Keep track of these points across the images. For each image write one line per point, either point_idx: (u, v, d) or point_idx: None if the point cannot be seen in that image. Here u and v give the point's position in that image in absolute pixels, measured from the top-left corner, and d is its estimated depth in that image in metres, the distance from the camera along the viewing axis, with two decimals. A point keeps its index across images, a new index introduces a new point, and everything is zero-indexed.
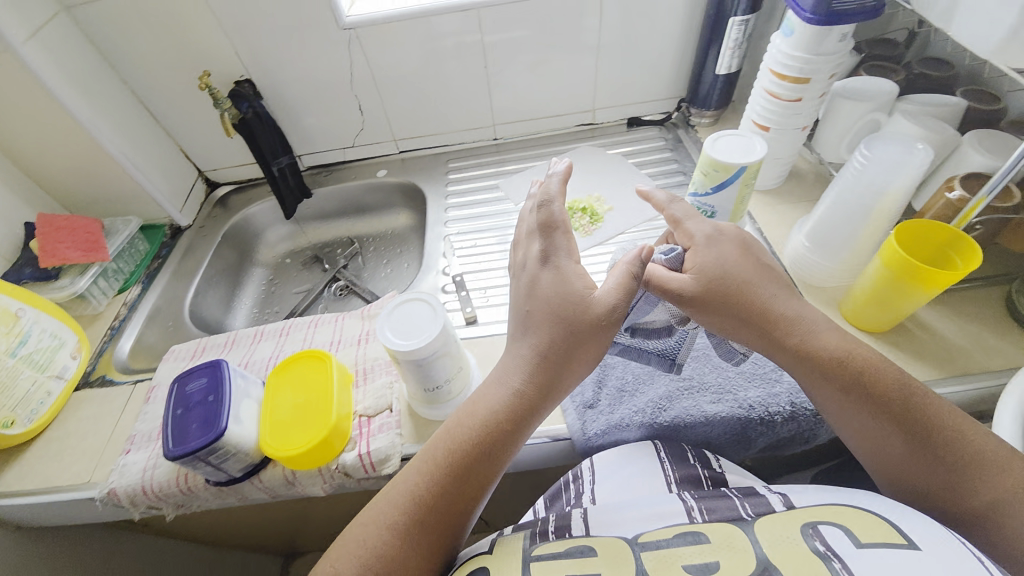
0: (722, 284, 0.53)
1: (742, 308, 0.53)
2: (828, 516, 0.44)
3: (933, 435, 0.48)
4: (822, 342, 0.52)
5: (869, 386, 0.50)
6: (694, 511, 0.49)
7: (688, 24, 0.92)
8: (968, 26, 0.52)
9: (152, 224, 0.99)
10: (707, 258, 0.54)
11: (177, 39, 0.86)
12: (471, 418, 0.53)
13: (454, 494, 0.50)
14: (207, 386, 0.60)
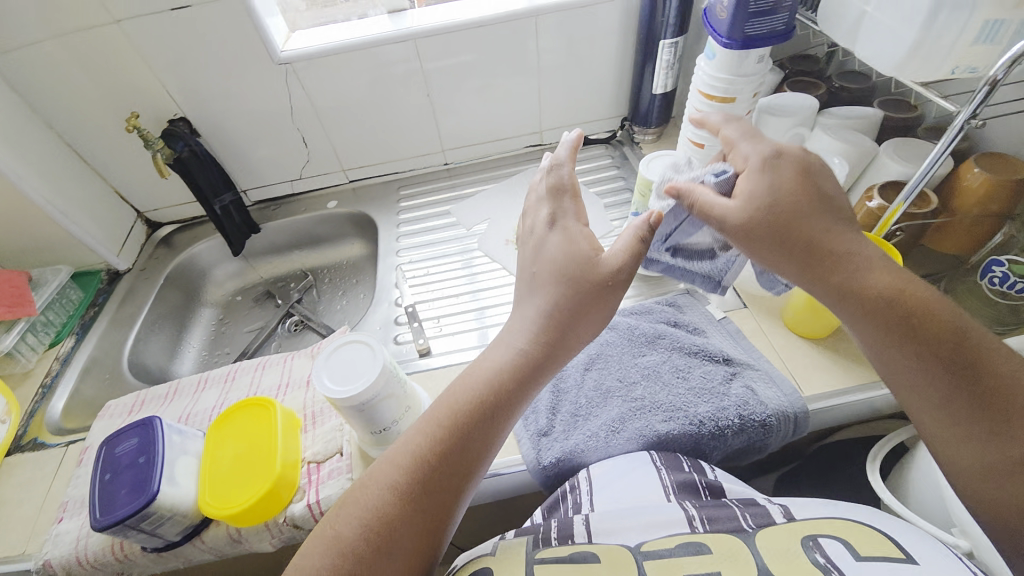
0: (768, 212, 0.51)
1: (790, 238, 0.50)
2: (827, 528, 0.46)
3: (976, 377, 0.45)
4: (868, 275, 0.49)
5: (912, 322, 0.47)
6: (696, 521, 0.49)
7: (622, 47, 0.95)
8: (869, 48, 0.55)
9: (87, 271, 0.95)
10: (756, 184, 0.52)
11: (104, 81, 0.83)
12: (486, 389, 0.51)
13: (458, 464, 0.48)
14: (137, 448, 0.57)
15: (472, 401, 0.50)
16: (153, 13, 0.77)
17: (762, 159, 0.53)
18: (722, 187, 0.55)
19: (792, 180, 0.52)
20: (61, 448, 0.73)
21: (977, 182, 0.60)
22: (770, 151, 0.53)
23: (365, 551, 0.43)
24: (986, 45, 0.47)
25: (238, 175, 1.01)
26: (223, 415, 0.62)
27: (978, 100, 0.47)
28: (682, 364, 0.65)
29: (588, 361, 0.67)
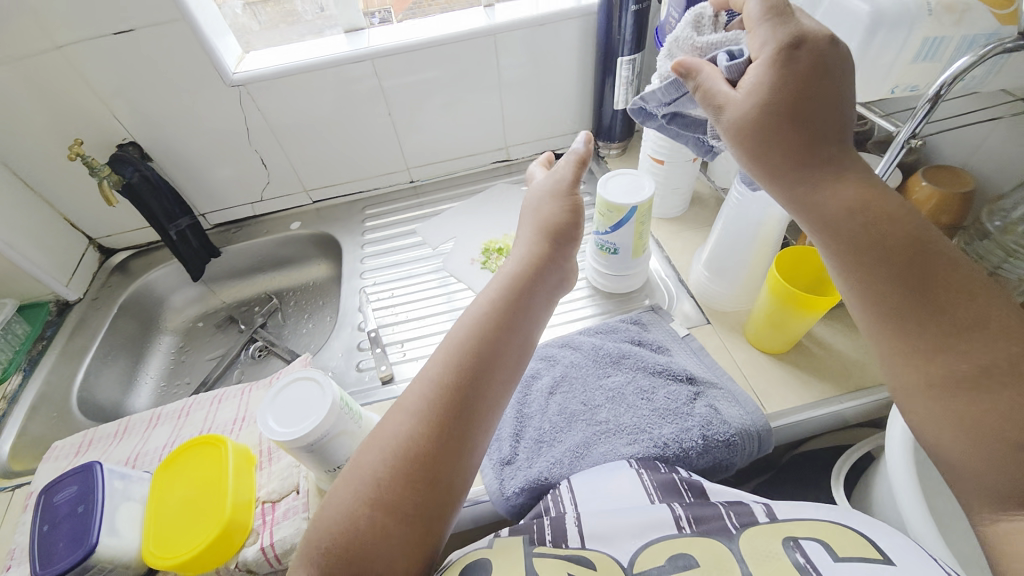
0: (765, 109, 0.45)
1: (779, 141, 0.45)
2: (807, 530, 0.44)
3: (939, 293, 0.41)
4: (840, 190, 0.45)
5: (874, 237, 0.43)
6: (683, 521, 0.47)
7: (583, 63, 0.96)
8: None
9: (34, 303, 0.90)
10: (760, 74, 0.45)
11: (47, 106, 0.80)
12: (484, 325, 0.53)
13: (460, 398, 0.48)
14: (76, 496, 0.53)
15: (472, 339, 0.51)
16: (97, 37, 0.75)
17: (779, 38, 0.44)
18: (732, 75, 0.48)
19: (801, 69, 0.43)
20: (7, 492, 0.67)
21: (926, 194, 0.61)
22: (792, 32, 0.44)
23: (383, 501, 0.43)
24: (926, 62, 0.48)
25: (196, 198, 0.98)
26: (170, 456, 0.59)
27: (919, 117, 0.47)
28: (645, 384, 0.65)
29: (553, 384, 0.66)
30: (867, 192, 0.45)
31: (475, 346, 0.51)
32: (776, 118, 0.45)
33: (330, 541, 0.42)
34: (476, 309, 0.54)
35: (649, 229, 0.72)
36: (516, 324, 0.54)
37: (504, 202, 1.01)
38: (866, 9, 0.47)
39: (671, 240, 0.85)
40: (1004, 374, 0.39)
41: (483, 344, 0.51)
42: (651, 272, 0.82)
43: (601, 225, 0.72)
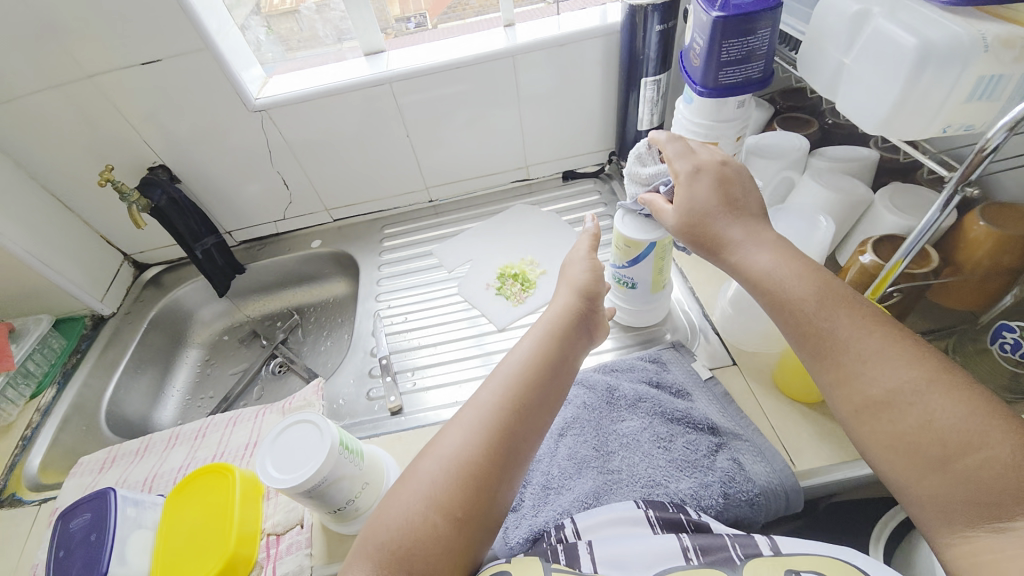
0: (692, 214, 0.55)
1: (703, 241, 0.55)
2: (806, 565, 0.44)
3: (850, 330, 0.46)
4: (758, 253, 0.52)
5: (790, 286, 0.49)
6: (691, 552, 0.48)
7: (606, 82, 0.93)
8: (852, 99, 0.51)
9: (71, 317, 0.95)
10: (681, 192, 0.57)
11: (83, 134, 0.84)
12: (525, 376, 0.56)
13: (510, 431, 0.52)
14: (90, 523, 0.55)
15: (521, 376, 0.55)
16: (128, 67, 0.78)
17: (687, 168, 0.57)
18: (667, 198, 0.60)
19: (704, 180, 0.56)
20: (34, 506, 0.70)
21: (984, 235, 0.55)
22: (691, 163, 0.58)
23: (438, 502, 0.48)
24: (982, 101, 0.43)
25: (222, 217, 1.01)
26: (181, 483, 0.61)
27: (973, 163, 0.42)
28: (663, 432, 0.61)
29: (563, 427, 0.64)
30: (782, 253, 0.52)
31: (524, 382, 0.55)
32: (699, 213, 0.55)
33: (388, 541, 0.46)
34: (526, 350, 0.58)
35: (669, 263, 0.69)
36: (564, 364, 0.58)
37: (523, 223, 0.99)
38: (912, 42, 0.42)
39: (695, 270, 0.81)
40: (914, 394, 0.42)
41: (526, 390, 0.54)
42: (672, 304, 0.79)
43: (618, 258, 0.68)
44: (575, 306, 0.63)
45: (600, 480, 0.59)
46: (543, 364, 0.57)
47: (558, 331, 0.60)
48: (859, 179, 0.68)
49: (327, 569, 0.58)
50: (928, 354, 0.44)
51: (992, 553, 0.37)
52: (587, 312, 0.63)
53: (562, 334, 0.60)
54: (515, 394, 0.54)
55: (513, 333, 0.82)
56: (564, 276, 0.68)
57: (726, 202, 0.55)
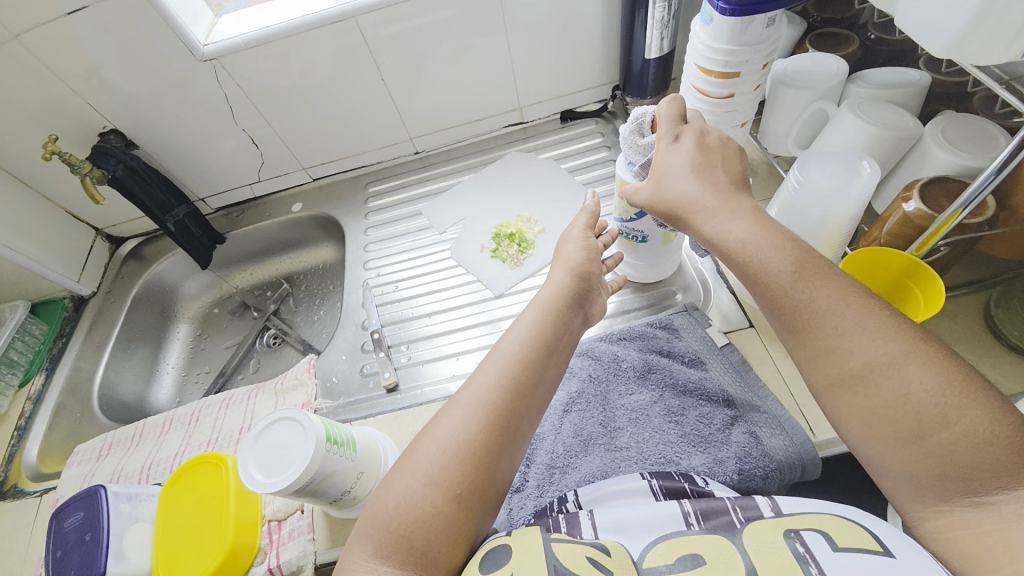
0: (666, 182, 0.50)
1: (680, 212, 0.49)
2: (809, 522, 0.39)
3: (828, 303, 0.41)
4: (731, 222, 0.46)
5: (766, 258, 0.44)
6: (692, 517, 0.44)
7: (607, 1, 0.80)
8: (913, 11, 0.41)
9: (51, 299, 0.91)
10: (659, 159, 0.51)
11: (19, 101, 0.75)
12: (528, 353, 0.51)
13: (509, 412, 0.47)
14: (83, 523, 0.54)
15: (520, 354, 0.50)
16: (51, 19, 0.67)
17: (667, 134, 0.52)
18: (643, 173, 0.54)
19: (681, 147, 0.50)
20: (36, 496, 0.70)
21: None
22: (674, 128, 0.52)
23: (436, 480, 0.44)
24: None
25: (193, 184, 0.93)
26: (175, 475, 0.59)
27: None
28: (675, 406, 0.58)
29: (567, 402, 0.60)
30: (756, 223, 0.46)
31: (522, 361, 0.50)
32: (675, 180, 0.49)
33: (388, 521, 0.44)
34: (522, 331, 0.53)
35: None
36: (564, 341, 0.53)
37: (517, 175, 0.90)
38: None
39: None
40: (888, 367, 0.38)
41: (529, 368, 0.50)
42: (683, 260, 0.72)
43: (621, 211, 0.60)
44: (568, 285, 0.57)
45: (606, 458, 0.56)
46: (541, 344, 0.51)
47: (555, 308, 0.55)
48: (906, 108, 0.58)
49: (330, 554, 0.57)
50: (903, 326, 0.40)
51: (973, 529, 0.34)
52: (580, 293, 0.57)
53: (559, 311, 0.54)
54: (514, 374, 0.49)
55: (512, 299, 0.76)
56: (558, 253, 0.62)
57: (703, 169, 0.49)
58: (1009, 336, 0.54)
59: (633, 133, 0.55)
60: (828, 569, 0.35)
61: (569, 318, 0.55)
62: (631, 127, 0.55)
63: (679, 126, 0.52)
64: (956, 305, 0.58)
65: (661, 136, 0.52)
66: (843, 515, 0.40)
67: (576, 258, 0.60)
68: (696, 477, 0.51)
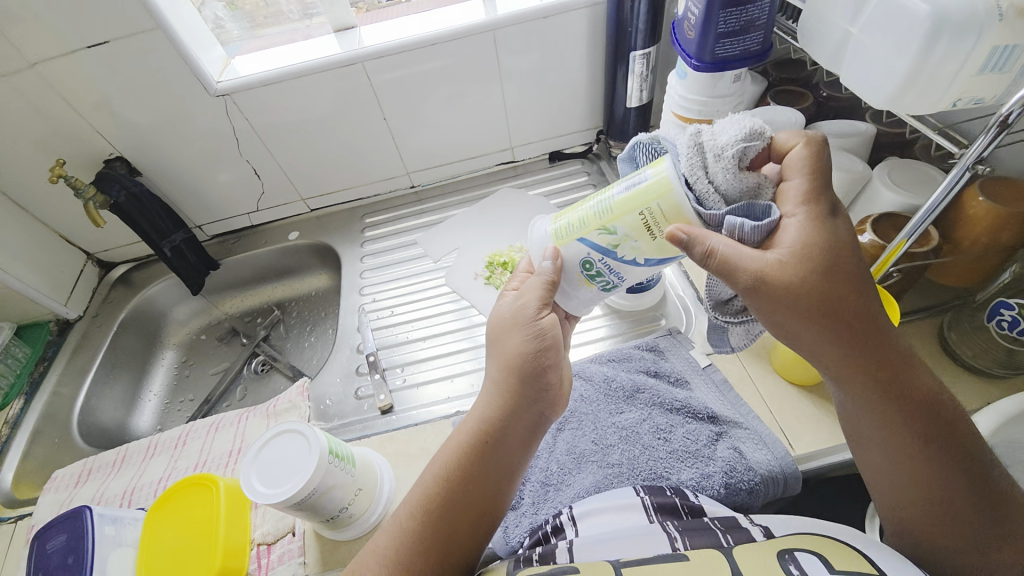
0: (799, 272, 0.42)
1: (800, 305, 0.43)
2: (806, 544, 0.42)
3: (922, 428, 0.43)
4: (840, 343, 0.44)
5: (875, 376, 0.44)
6: (677, 540, 0.46)
7: (592, 55, 0.89)
8: (858, 68, 0.48)
9: (35, 322, 0.90)
10: (794, 238, 0.42)
11: (28, 125, 0.77)
12: (472, 440, 0.50)
13: (487, 497, 0.49)
14: (66, 546, 0.53)
15: (477, 446, 0.49)
16: (71, 52, 0.71)
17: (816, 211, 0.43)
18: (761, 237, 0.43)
19: (835, 233, 0.43)
20: (10, 523, 0.68)
21: (984, 212, 0.53)
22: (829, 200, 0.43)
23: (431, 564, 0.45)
24: (994, 74, 0.40)
25: (190, 211, 0.96)
26: (160, 498, 0.57)
27: (958, 177, 0.44)
28: (662, 423, 0.60)
29: (561, 420, 0.63)
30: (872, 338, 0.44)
31: (478, 454, 0.49)
32: (824, 274, 0.42)
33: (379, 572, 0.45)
34: (474, 418, 0.51)
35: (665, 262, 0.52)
36: (515, 431, 0.50)
37: (508, 209, 0.96)
38: (926, 10, 0.39)
39: None
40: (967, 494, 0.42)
41: (484, 462, 0.49)
42: (667, 288, 0.77)
43: (626, 247, 0.45)
44: (510, 388, 0.51)
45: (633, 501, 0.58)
46: (472, 463, 0.49)
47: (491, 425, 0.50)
48: (857, 154, 0.65)
49: None
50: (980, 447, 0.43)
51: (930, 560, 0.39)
52: (527, 384, 0.51)
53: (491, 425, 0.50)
54: (465, 500, 0.48)
55: None
56: (496, 347, 0.53)
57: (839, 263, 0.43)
58: (962, 356, 0.59)
59: (739, 155, 0.39)
60: None
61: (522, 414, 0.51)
62: (742, 147, 0.39)
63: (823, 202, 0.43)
64: (911, 328, 0.64)
65: (808, 206, 0.43)
66: (831, 537, 0.43)
67: (522, 356, 0.50)
68: (687, 493, 0.53)
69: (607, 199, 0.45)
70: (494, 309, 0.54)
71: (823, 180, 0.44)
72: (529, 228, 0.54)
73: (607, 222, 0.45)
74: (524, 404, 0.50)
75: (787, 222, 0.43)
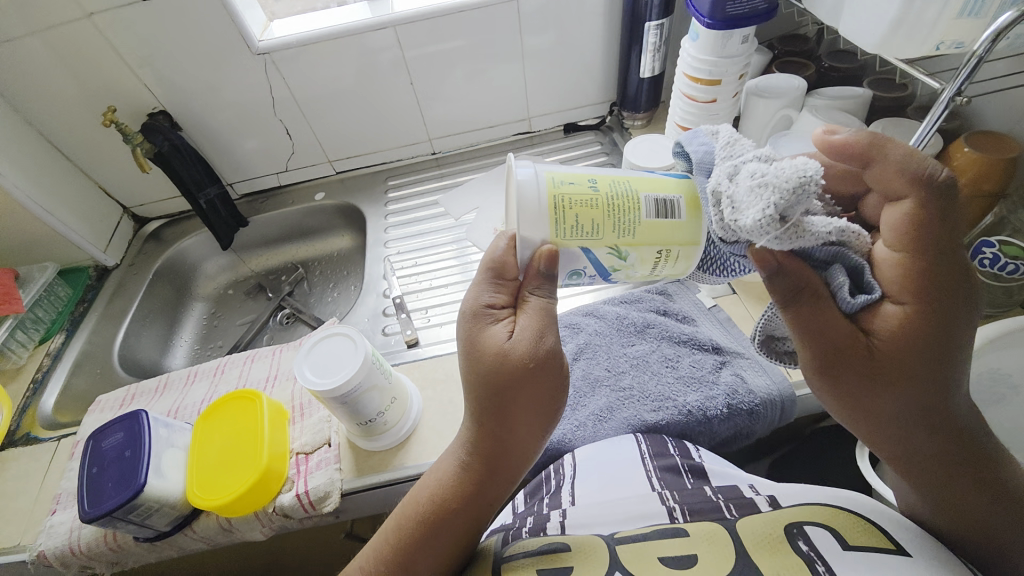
0: (882, 354, 0.39)
1: (865, 370, 0.40)
2: (813, 515, 0.43)
3: (969, 473, 0.41)
4: (901, 396, 0.40)
5: (936, 436, 0.41)
6: (677, 512, 0.47)
7: (609, 29, 0.94)
8: (855, 18, 0.53)
9: (75, 267, 0.95)
10: (891, 317, 0.39)
11: (81, 74, 0.82)
12: (473, 469, 0.46)
13: (488, 506, 0.48)
14: (124, 442, 0.57)
15: (475, 474, 0.46)
16: (126, 5, 0.76)
17: (936, 288, 0.38)
18: (851, 307, 0.40)
19: (948, 308, 0.38)
20: (54, 441, 0.72)
21: (968, 162, 0.59)
22: (951, 276, 0.38)
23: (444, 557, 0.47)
24: (970, 19, 0.45)
25: (224, 169, 1.01)
26: (210, 408, 0.62)
27: (935, 119, 0.49)
28: (670, 353, 0.66)
29: (577, 351, 0.68)
30: (933, 387, 0.40)
31: (476, 476, 0.46)
32: (910, 350, 0.39)
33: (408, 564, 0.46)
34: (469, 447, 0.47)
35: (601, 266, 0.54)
36: (513, 465, 0.47)
37: None
38: None
39: None
40: (997, 513, 0.41)
41: (484, 481, 0.46)
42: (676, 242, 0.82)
43: (621, 273, 0.45)
44: (505, 427, 0.44)
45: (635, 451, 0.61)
46: (471, 488, 0.46)
47: (472, 462, 0.46)
48: (854, 116, 0.71)
49: (356, 483, 0.60)
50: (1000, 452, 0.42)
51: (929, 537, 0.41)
52: (524, 421, 0.44)
53: (472, 456, 0.46)
54: (464, 527, 0.47)
55: None
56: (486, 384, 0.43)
57: (932, 337, 0.38)
58: None
59: (779, 227, 0.35)
60: (834, 563, 0.38)
61: (518, 438, 0.45)
62: (780, 203, 0.34)
63: (949, 275, 0.38)
64: None
65: (919, 287, 0.38)
66: (844, 508, 0.43)
67: (521, 389, 0.43)
68: (690, 452, 0.56)
69: (637, 218, 0.42)
70: (476, 330, 0.45)
71: (950, 244, 0.38)
72: (513, 174, 0.42)
73: (624, 246, 0.43)
74: (530, 439, 0.46)
75: (887, 306, 0.39)
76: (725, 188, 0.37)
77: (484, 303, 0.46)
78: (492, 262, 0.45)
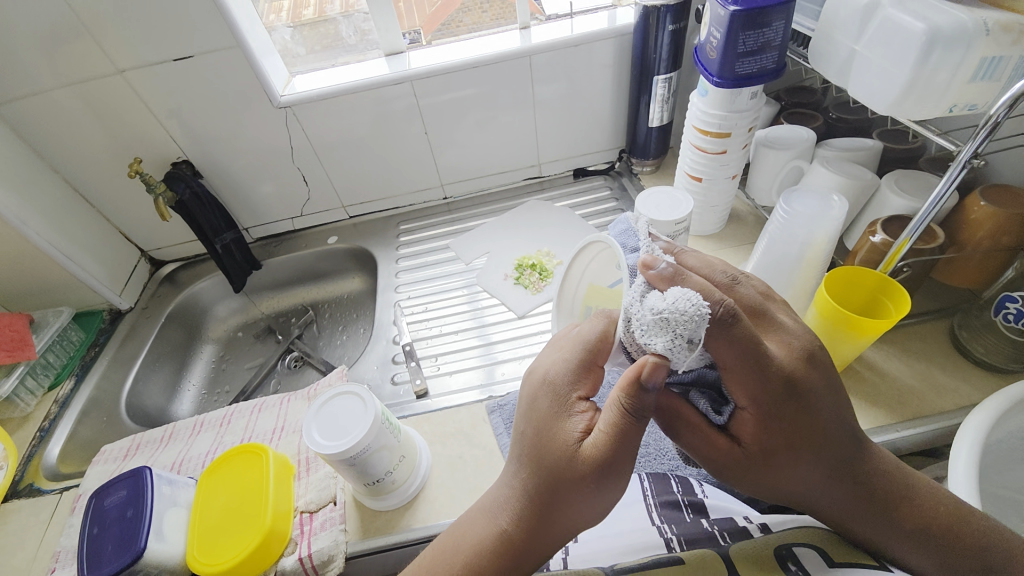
0: (756, 459, 0.41)
1: (761, 474, 0.42)
2: (802, 539, 0.44)
3: (901, 533, 0.43)
4: (797, 483, 0.43)
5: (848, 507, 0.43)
6: (674, 542, 0.48)
7: (618, 81, 0.97)
8: (864, 78, 0.54)
9: (90, 310, 0.96)
10: (749, 426, 0.40)
11: (110, 127, 0.86)
12: (514, 537, 0.43)
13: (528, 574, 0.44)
14: (126, 500, 0.56)
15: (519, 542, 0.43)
16: (155, 63, 0.80)
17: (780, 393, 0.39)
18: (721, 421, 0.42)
19: (789, 406, 0.40)
20: (56, 494, 0.71)
21: (985, 215, 0.58)
22: (772, 384, 0.39)
23: None
24: (985, 81, 0.46)
25: (240, 214, 1.03)
26: (215, 461, 0.61)
27: (952, 178, 0.49)
28: None
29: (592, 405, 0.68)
30: (820, 468, 0.42)
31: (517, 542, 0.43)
32: (778, 450, 0.41)
33: None
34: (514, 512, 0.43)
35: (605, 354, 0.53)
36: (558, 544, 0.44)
37: (536, 218, 1.02)
38: (921, 27, 0.46)
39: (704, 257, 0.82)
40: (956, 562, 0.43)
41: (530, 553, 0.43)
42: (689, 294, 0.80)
43: None
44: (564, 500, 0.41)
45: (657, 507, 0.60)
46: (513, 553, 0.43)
47: (515, 534, 0.43)
48: (866, 167, 0.71)
49: (361, 545, 0.58)
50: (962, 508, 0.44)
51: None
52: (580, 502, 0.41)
53: (518, 526, 0.43)
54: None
55: (534, 318, 0.84)
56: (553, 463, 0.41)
57: (789, 433, 0.40)
58: (975, 353, 0.63)
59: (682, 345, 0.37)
60: None
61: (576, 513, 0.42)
62: (669, 325, 0.37)
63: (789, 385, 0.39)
64: (925, 330, 0.67)
65: (750, 396, 0.39)
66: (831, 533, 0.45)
67: (581, 474, 0.40)
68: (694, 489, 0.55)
69: None
70: (547, 407, 0.43)
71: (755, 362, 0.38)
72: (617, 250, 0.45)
73: None
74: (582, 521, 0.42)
75: (740, 416, 0.41)
76: (636, 316, 0.38)
77: (561, 385, 0.43)
78: (586, 346, 0.43)
